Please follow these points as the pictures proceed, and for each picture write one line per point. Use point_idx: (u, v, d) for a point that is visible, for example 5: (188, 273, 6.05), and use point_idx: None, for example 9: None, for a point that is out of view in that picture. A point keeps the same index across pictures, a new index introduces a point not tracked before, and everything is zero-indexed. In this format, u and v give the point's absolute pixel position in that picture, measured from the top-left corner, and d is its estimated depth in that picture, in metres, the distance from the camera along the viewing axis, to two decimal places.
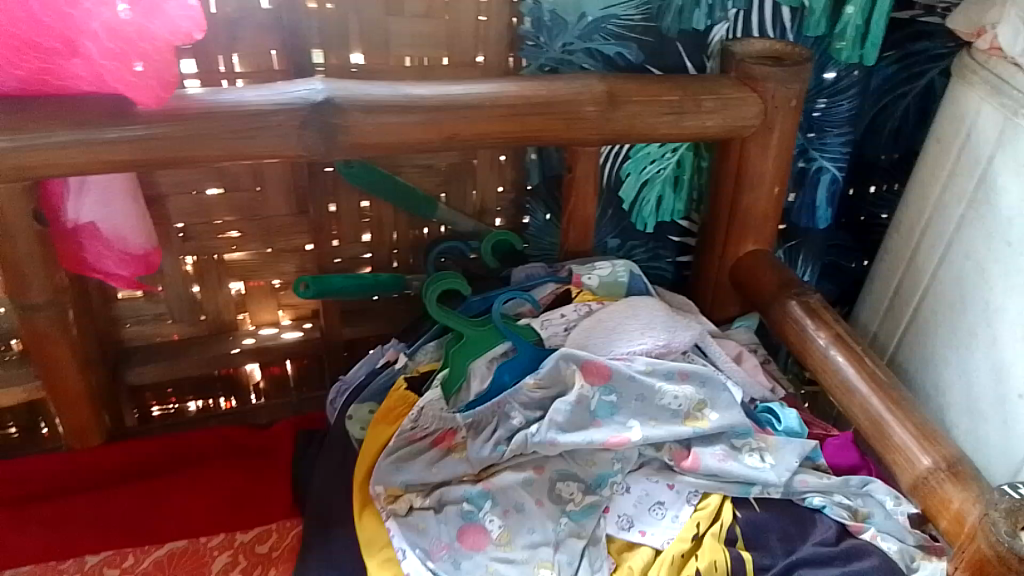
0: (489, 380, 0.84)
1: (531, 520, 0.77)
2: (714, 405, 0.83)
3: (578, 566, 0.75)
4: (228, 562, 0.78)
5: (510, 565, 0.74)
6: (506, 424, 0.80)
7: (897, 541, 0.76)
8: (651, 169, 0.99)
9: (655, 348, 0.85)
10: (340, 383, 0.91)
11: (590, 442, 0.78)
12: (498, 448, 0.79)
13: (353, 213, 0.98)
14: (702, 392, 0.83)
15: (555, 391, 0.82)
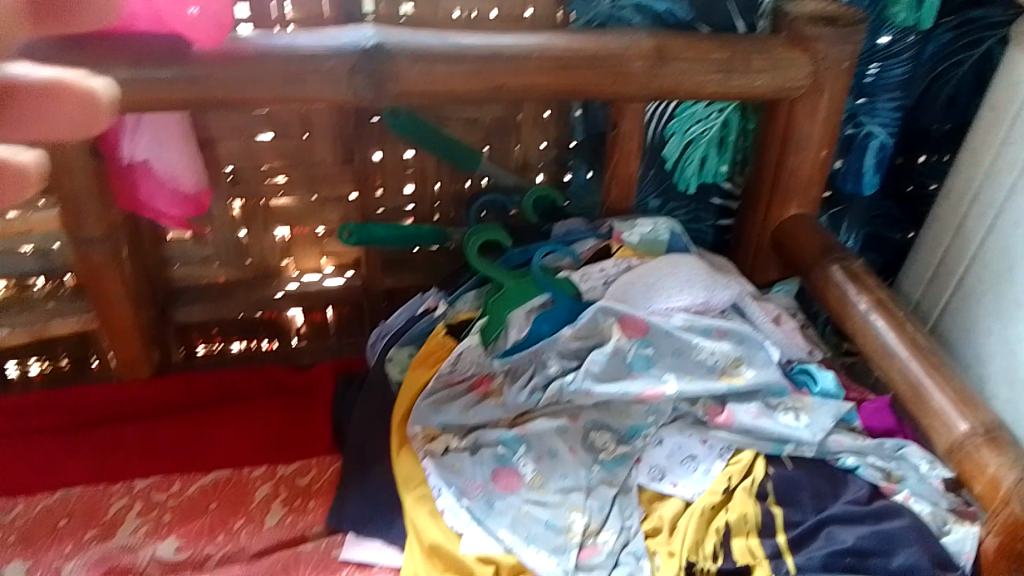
0: (527, 329, 0.84)
1: (563, 466, 0.78)
2: (751, 362, 0.83)
3: (609, 512, 0.77)
4: (269, 492, 0.81)
5: (542, 508, 0.75)
6: (543, 373, 0.82)
7: (930, 504, 0.76)
8: (696, 129, 0.97)
9: (693, 305, 0.86)
10: (380, 327, 0.92)
11: (625, 392, 0.80)
12: (534, 395, 0.81)
13: (398, 164, 0.99)
14: (740, 349, 0.83)
15: (593, 343, 0.83)
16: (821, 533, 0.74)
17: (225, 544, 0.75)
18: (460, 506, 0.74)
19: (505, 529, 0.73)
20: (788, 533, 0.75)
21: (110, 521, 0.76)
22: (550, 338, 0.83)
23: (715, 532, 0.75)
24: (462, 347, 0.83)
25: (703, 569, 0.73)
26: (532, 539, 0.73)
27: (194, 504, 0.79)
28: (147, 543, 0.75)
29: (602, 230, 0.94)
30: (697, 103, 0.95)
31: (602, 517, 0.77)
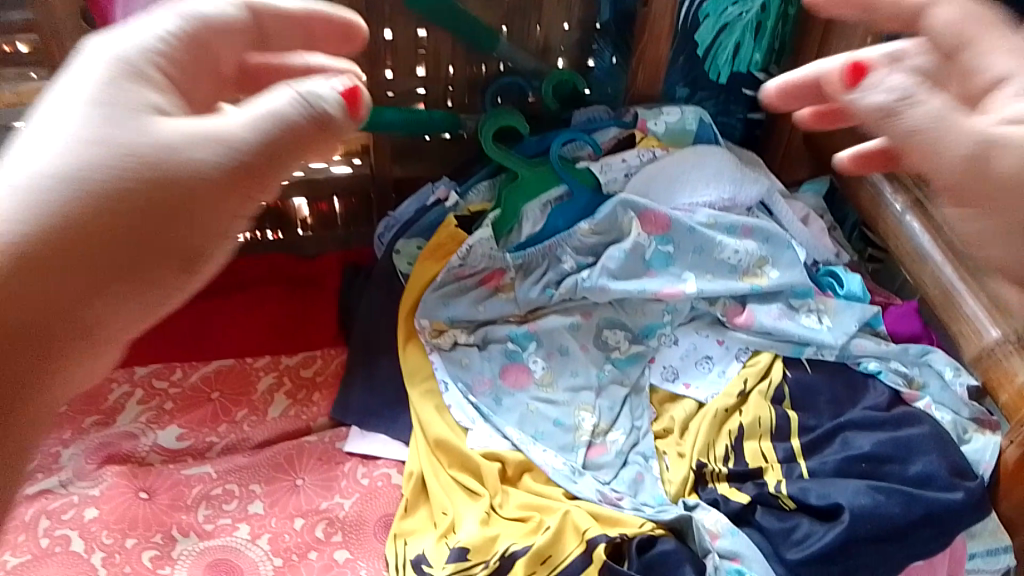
0: (542, 223, 0.80)
1: (575, 364, 0.76)
2: (775, 263, 0.79)
3: (619, 412, 0.75)
4: (273, 382, 0.79)
5: (551, 406, 0.73)
6: (557, 268, 0.78)
7: (951, 413, 0.73)
8: (732, 11, 0.87)
9: (719, 202, 0.81)
10: (388, 219, 0.88)
11: (642, 291, 0.77)
12: (547, 291, 0.78)
13: (410, 44, 0.91)
14: (766, 249, 0.79)
15: (611, 239, 0.79)
16: (836, 440, 0.72)
17: (228, 434, 0.74)
18: (466, 402, 0.72)
19: (512, 426, 0.72)
20: (802, 437, 0.73)
21: (110, 408, 0.75)
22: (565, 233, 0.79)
23: (728, 434, 0.73)
24: (472, 242, 0.78)
25: (714, 472, 0.70)
26: (540, 437, 0.71)
27: (196, 392, 0.77)
28: (149, 430, 0.74)
29: (626, 117, 0.87)
30: None
31: (612, 417, 0.74)
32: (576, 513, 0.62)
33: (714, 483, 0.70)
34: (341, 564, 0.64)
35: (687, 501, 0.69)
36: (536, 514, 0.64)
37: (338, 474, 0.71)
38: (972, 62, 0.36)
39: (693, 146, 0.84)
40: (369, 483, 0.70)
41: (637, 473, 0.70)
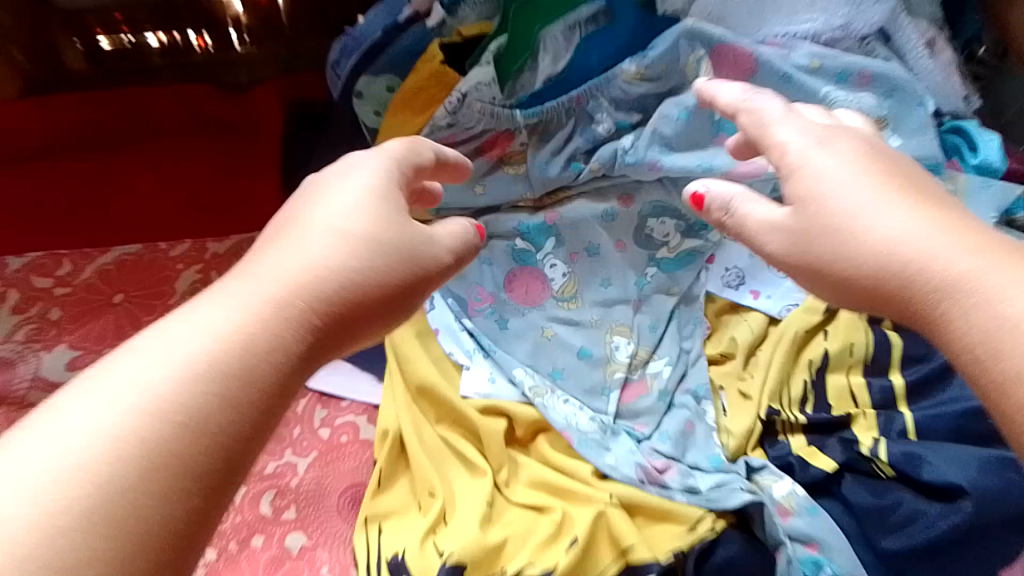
0: (567, 60, 0.55)
1: (606, 269, 0.56)
2: (895, 127, 0.55)
3: (663, 333, 0.56)
4: (197, 280, 0.58)
5: (573, 330, 0.54)
6: (587, 132, 0.56)
7: None
8: None
9: (826, 32, 0.55)
10: (345, 38, 0.61)
11: (707, 169, 0.54)
12: (573, 166, 0.56)
13: None
14: (886, 106, 0.55)
15: (668, 87, 0.55)
16: (954, 380, 0.52)
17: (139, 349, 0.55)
18: (459, 329, 0.54)
19: (523, 360, 0.53)
20: (907, 372, 0.53)
21: None
22: (599, 78, 0.54)
23: (807, 366, 0.56)
24: (472, 90, 0.53)
25: (789, 423, 0.53)
26: (559, 377, 0.53)
27: (93, 295, 0.57)
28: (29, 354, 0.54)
29: None
30: None
31: (655, 340, 0.56)
32: (615, 513, 0.46)
33: (786, 436, 0.53)
34: (294, 556, 0.47)
35: (751, 462, 0.52)
36: (555, 501, 0.47)
37: (289, 420, 0.53)
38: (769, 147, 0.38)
39: None
40: (329, 437, 0.52)
41: (686, 423, 0.53)
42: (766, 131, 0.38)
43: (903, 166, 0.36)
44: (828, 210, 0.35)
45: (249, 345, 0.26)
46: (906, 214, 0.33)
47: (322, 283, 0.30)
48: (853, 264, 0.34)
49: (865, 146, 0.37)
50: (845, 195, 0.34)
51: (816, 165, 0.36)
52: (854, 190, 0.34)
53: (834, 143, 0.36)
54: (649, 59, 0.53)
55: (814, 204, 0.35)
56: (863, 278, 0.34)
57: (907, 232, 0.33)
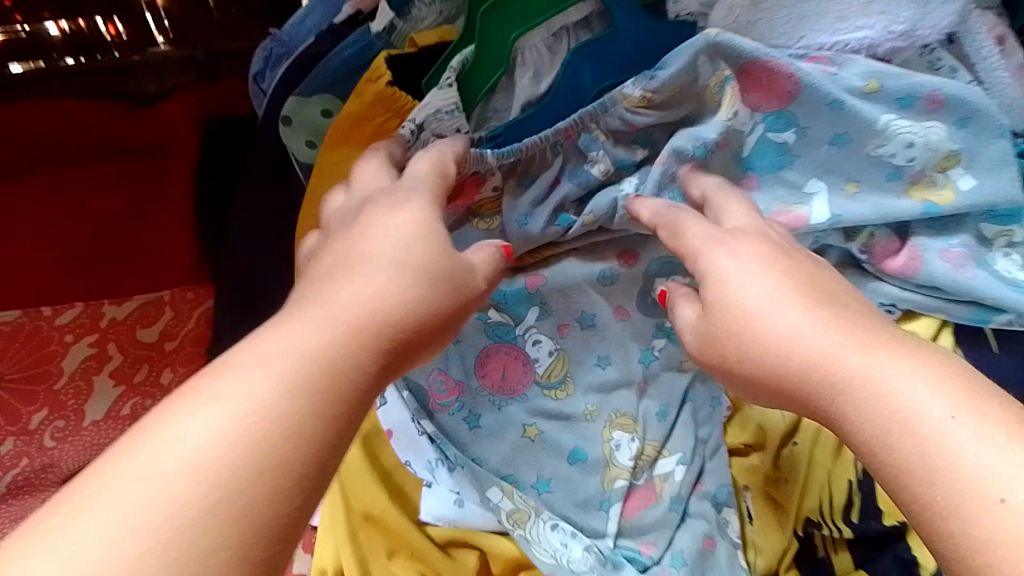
0: (550, 79, 0.44)
1: (601, 344, 0.45)
2: (971, 162, 0.42)
3: (674, 422, 0.45)
4: (87, 357, 0.48)
5: (562, 425, 0.44)
6: (576, 176, 0.43)
7: None
8: None
9: (879, 42, 0.43)
10: (272, 43, 0.51)
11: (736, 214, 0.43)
12: (561, 220, 0.44)
13: None
14: (958, 137, 0.42)
15: (680, 114, 0.43)
16: None
17: (14, 445, 0.44)
18: (417, 434, 0.43)
19: (498, 467, 0.43)
20: None
21: None
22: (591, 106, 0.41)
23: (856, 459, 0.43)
24: (431, 123, 0.41)
25: (832, 539, 0.42)
26: (544, 488, 0.43)
27: None
28: None
29: None
30: None
31: (664, 431, 0.45)
32: None
33: (831, 555, 0.42)
34: None
35: None
36: None
37: None
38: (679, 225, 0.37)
39: None
40: None
41: (703, 539, 0.42)
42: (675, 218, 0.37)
43: (816, 273, 0.33)
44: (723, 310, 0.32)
45: (322, 389, 0.25)
46: (806, 314, 0.30)
47: (388, 317, 0.29)
48: (760, 371, 0.31)
49: (769, 244, 0.34)
50: (744, 293, 0.32)
51: (720, 257, 0.34)
52: (750, 279, 0.32)
53: (732, 242, 0.34)
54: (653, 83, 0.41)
55: (716, 303, 0.33)
56: (770, 382, 0.31)
57: (802, 329, 0.30)
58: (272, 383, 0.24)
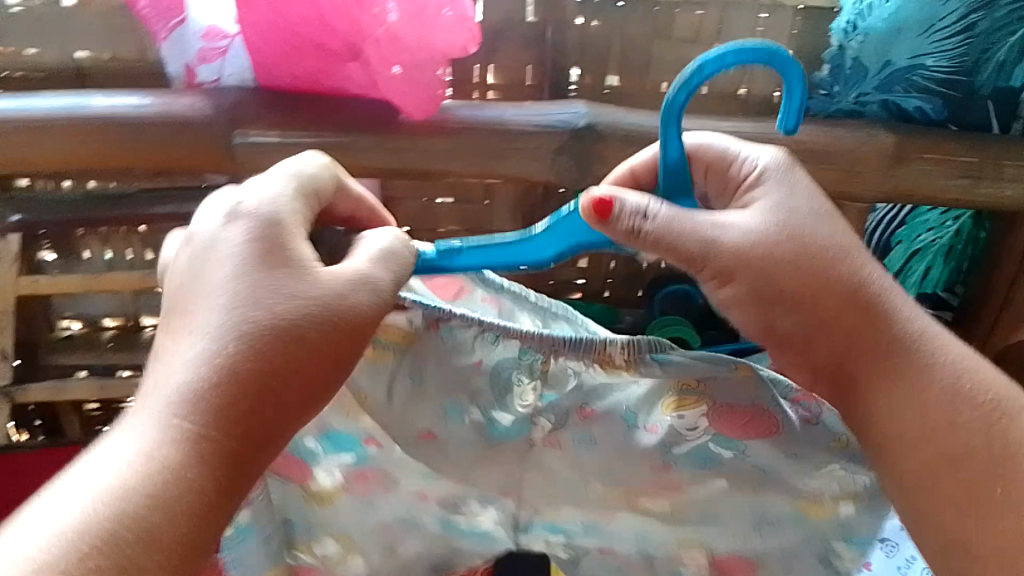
0: (474, 367, 1.15)
1: (458, 388, 1.17)
2: (509, 373, 1.16)
3: (491, 399, 1.18)
4: None
5: (454, 388, 1.17)
6: (491, 415, 1.19)
7: (617, 401, 1.17)
8: (926, 236, 1.36)
9: (658, 211, 0.88)
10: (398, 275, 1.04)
11: (708, 220, 0.90)
12: (462, 372, 1.15)
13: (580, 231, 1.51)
14: (497, 373, 1.16)
15: (502, 355, 1.14)
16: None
17: None
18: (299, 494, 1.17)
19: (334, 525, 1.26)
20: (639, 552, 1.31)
21: None
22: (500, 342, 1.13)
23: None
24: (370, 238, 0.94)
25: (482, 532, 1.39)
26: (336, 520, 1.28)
27: None
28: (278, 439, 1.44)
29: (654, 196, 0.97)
30: (930, 215, 1.33)
31: (505, 399, 1.18)
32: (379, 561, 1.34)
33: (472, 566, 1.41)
34: None
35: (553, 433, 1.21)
36: None
37: None
38: (692, 227, 0.89)
39: (660, 210, 0.88)
40: None
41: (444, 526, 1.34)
42: (685, 222, 0.89)
43: (783, 194, 0.95)
44: (758, 247, 0.91)
45: (164, 492, 0.70)
46: (830, 229, 0.94)
47: (227, 435, 0.75)
48: (784, 288, 0.91)
49: (767, 185, 0.95)
50: (779, 239, 0.91)
51: (729, 233, 0.91)
52: (769, 234, 0.92)
53: (771, 199, 0.94)
54: (561, 375, 1.16)
55: (755, 252, 0.91)
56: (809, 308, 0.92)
57: (864, 276, 0.93)
58: (129, 491, 0.69)
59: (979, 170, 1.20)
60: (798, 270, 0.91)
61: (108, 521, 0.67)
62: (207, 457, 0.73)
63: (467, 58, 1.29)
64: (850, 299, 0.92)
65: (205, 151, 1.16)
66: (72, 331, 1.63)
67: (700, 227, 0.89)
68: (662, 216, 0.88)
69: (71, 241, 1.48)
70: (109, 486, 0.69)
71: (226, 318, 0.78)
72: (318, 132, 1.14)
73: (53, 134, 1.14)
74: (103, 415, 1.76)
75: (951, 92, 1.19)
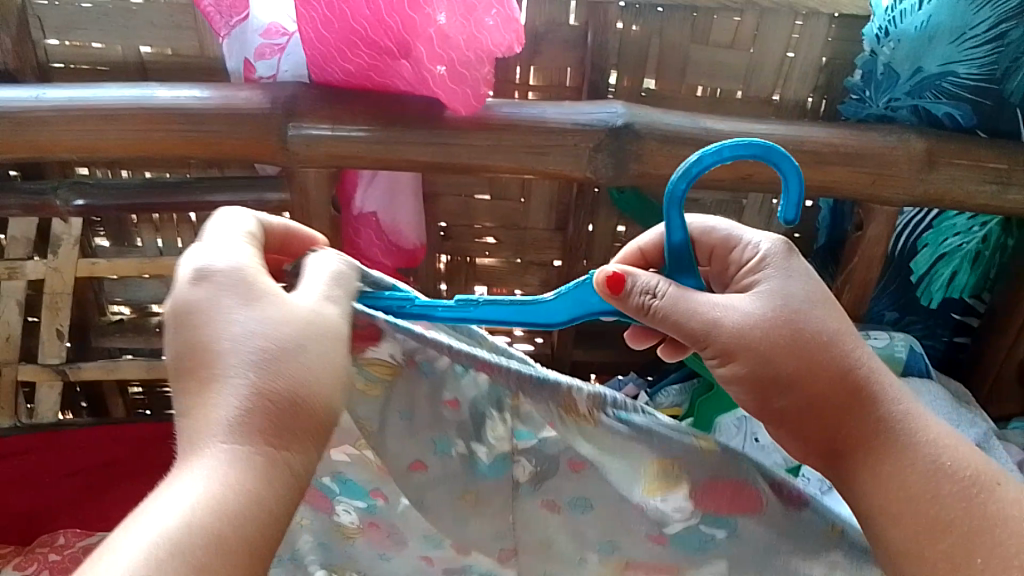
0: (435, 402, 0.95)
1: (420, 422, 0.96)
2: (485, 407, 0.96)
3: (459, 439, 0.98)
4: None
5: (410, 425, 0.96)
6: (470, 449, 0.98)
7: (614, 454, 0.94)
8: (952, 240, 1.36)
9: (670, 291, 0.82)
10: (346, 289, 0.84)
11: (719, 303, 0.82)
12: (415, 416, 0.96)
13: (611, 232, 1.56)
14: (474, 410, 0.96)
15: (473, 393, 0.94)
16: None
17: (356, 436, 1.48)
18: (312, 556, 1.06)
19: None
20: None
21: None
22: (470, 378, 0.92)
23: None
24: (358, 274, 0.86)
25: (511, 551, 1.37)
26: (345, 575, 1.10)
27: None
28: None
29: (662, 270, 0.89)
30: (958, 218, 1.33)
31: (478, 441, 0.98)
32: None
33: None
34: None
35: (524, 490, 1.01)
36: None
37: None
38: (702, 308, 0.81)
39: (671, 291, 0.81)
40: None
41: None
42: (697, 304, 0.81)
43: (791, 269, 0.86)
44: (770, 327, 0.82)
45: (206, 541, 0.60)
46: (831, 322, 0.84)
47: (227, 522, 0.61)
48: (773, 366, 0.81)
49: (778, 259, 0.86)
50: (785, 317, 0.82)
51: (738, 314, 0.82)
52: (784, 313, 0.83)
53: (788, 276, 0.85)
54: (539, 416, 0.95)
55: (749, 341, 0.81)
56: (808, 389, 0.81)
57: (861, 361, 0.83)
58: None
59: (1010, 176, 1.23)
60: (791, 355, 0.81)
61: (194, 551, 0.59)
62: (240, 505, 0.63)
63: (510, 59, 1.35)
64: (842, 388, 0.81)
65: (260, 141, 1.22)
66: (122, 315, 1.72)
67: (711, 308, 0.81)
68: (672, 295, 0.81)
69: (126, 229, 1.57)
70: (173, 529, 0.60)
71: (258, 346, 0.69)
72: (367, 125, 1.19)
73: (119, 122, 1.21)
74: (146, 400, 1.85)
75: (978, 100, 1.23)
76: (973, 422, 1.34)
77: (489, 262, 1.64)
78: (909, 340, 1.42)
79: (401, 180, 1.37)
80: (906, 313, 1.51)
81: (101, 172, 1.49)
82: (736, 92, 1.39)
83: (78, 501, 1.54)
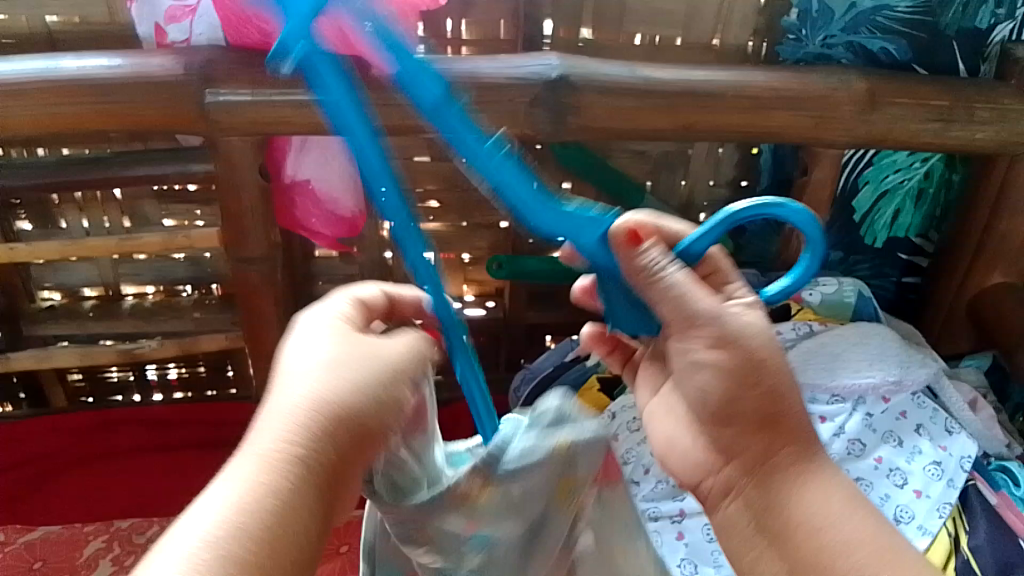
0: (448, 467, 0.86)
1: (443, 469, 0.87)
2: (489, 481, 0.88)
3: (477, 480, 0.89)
4: None
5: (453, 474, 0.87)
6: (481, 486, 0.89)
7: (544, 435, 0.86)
8: (891, 176, 1.38)
9: (683, 276, 0.75)
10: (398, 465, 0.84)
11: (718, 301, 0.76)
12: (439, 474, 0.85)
13: (556, 189, 1.52)
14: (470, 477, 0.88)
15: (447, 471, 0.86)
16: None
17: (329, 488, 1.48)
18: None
19: None
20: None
21: None
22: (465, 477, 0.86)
23: None
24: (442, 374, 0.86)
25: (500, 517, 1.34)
26: None
27: None
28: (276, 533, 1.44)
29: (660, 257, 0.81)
30: (899, 156, 1.35)
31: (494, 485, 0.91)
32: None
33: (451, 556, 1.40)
34: None
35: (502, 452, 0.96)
36: None
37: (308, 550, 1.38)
38: (700, 298, 0.75)
39: (683, 273, 0.75)
40: None
41: None
42: (700, 294, 0.75)
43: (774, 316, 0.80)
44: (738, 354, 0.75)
45: (255, 538, 0.62)
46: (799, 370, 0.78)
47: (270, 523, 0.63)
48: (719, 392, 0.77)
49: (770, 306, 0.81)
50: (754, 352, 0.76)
51: (728, 318, 0.76)
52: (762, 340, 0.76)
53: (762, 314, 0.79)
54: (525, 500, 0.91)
55: (731, 345, 0.75)
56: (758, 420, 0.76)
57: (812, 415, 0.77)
58: None
59: (952, 112, 1.21)
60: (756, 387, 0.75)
61: (250, 541, 0.62)
62: (296, 510, 0.65)
63: (441, 12, 1.28)
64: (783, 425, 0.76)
65: (176, 110, 1.14)
66: (53, 302, 1.63)
67: (707, 299, 0.76)
68: (685, 277, 0.75)
69: (48, 210, 1.49)
70: (229, 516, 0.62)
71: (316, 357, 0.74)
72: (290, 86, 1.13)
73: (24, 97, 1.13)
74: (87, 387, 1.76)
75: (913, 34, 1.23)
76: (924, 363, 1.32)
77: (434, 228, 1.58)
78: (858, 285, 1.41)
79: (331, 146, 1.28)
80: (852, 254, 1.50)
81: (16, 152, 1.40)
82: (676, 39, 1.34)
83: (15, 496, 1.49)
